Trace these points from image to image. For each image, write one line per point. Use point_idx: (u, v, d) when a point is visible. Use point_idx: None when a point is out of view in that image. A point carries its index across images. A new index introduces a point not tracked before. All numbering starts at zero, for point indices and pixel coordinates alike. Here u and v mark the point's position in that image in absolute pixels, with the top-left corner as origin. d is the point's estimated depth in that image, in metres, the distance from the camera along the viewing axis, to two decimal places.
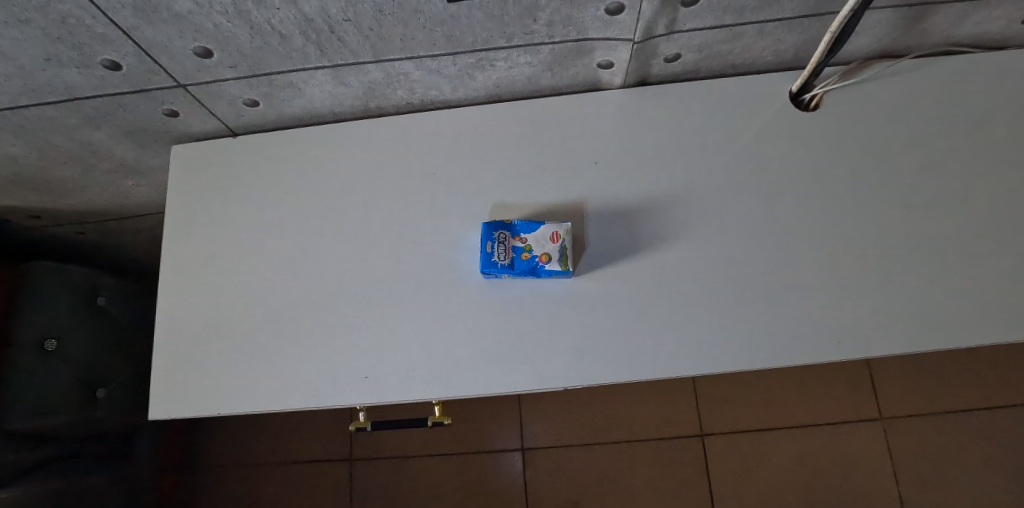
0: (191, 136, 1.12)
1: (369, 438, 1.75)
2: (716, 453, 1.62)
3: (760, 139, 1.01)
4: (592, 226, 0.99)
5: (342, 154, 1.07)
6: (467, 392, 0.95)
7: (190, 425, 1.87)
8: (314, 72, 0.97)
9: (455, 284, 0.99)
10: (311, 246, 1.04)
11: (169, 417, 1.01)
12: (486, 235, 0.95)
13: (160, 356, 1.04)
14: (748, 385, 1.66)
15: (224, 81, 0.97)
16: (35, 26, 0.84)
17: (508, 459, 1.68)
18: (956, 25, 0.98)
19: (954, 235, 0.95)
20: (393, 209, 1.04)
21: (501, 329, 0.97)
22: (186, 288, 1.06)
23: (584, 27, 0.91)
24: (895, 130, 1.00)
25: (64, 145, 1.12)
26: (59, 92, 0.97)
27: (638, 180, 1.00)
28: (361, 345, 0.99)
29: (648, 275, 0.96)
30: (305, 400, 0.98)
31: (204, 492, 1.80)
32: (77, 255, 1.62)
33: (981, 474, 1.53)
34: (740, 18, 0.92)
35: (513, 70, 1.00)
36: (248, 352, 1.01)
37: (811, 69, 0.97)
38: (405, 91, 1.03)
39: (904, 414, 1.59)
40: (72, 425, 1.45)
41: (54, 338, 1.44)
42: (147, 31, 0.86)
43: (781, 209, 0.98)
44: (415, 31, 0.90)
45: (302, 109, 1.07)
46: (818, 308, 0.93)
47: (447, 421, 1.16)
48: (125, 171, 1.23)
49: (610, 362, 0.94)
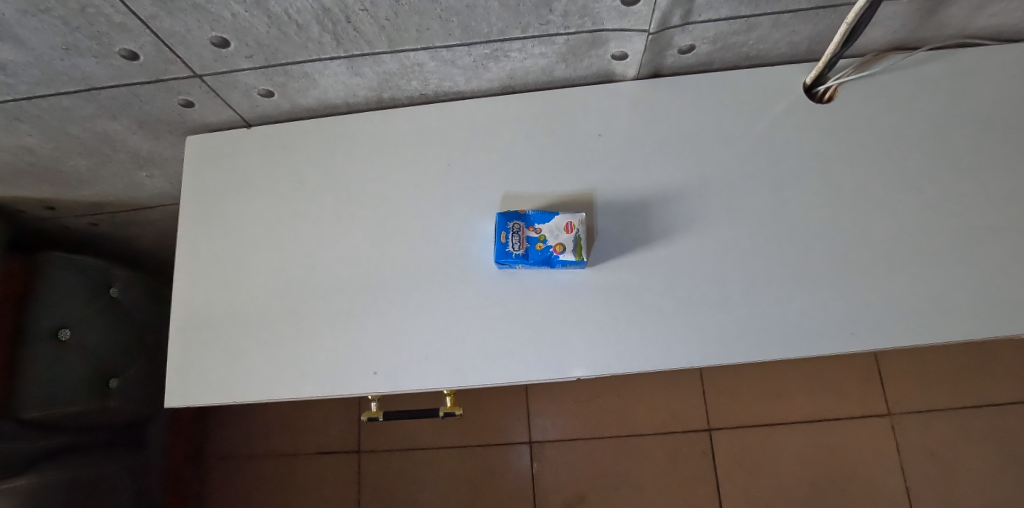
0: (205, 127, 1.13)
1: (380, 430, 1.76)
2: (722, 447, 1.62)
3: (774, 130, 1.01)
4: (604, 217, 0.99)
5: (354, 146, 1.08)
6: (479, 381, 0.96)
7: (201, 417, 1.88)
8: (329, 62, 0.97)
9: (468, 274, 1.00)
10: (324, 236, 1.05)
11: (182, 406, 1.03)
12: (501, 225, 0.95)
13: (175, 345, 1.05)
14: (755, 378, 1.66)
15: (240, 71, 0.98)
16: (54, 15, 0.85)
17: (517, 451, 1.69)
18: (971, 17, 0.98)
19: (968, 228, 0.95)
20: (406, 200, 1.04)
21: (514, 319, 0.97)
22: (199, 278, 1.07)
23: (599, 18, 0.91)
24: (908, 122, 1.00)
25: (80, 135, 1.12)
26: (76, 82, 0.98)
27: (652, 171, 1.01)
28: (374, 336, 0.99)
29: (661, 266, 0.97)
30: (318, 390, 0.99)
31: (215, 482, 1.81)
32: (89, 246, 1.63)
33: (990, 471, 1.53)
34: (756, 9, 0.92)
35: (527, 61, 1.00)
36: (262, 342, 1.02)
37: (826, 60, 0.97)
38: (419, 82, 1.04)
39: (913, 410, 1.59)
40: (83, 415, 1.46)
41: (67, 328, 1.46)
42: (166, 20, 0.87)
43: (795, 201, 0.98)
44: (431, 21, 0.90)
45: (316, 100, 1.07)
46: (830, 300, 0.94)
47: (458, 412, 1.17)
48: (139, 162, 1.24)
49: (622, 352, 0.95)
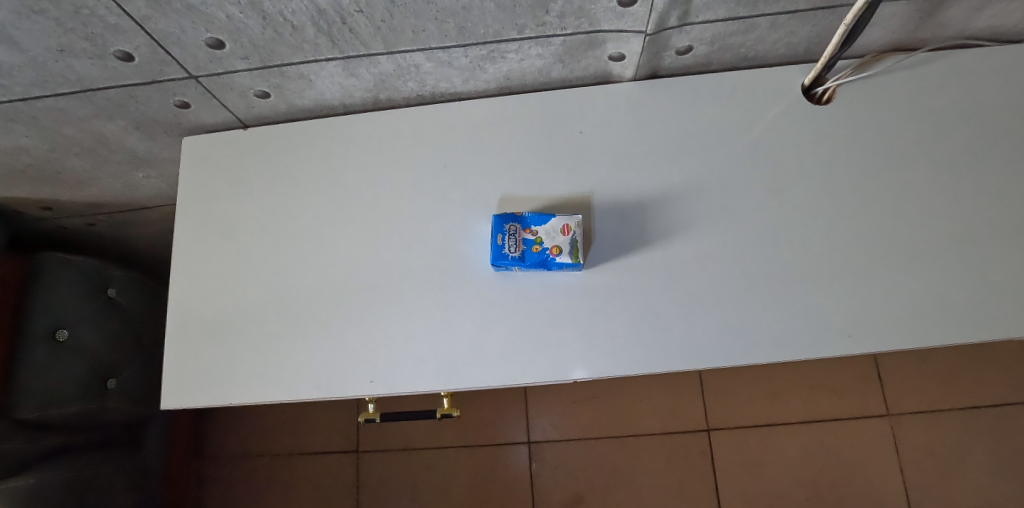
0: (202, 128, 1.12)
1: (379, 430, 1.76)
2: (720, 448, 1.62)
3: (772, 131, 1.00)
4: (601, 218, 0.99)
5: (351, 146, 1.07)
6: (476, 383, 0.96)
7: (200, 417, 1.88)
8: (325, 63, 0.97)
9: (465, 276, 1.00)
10: (321, 237, 1.04)
11: (179, 408, 1.02)
12: (497, 227, 0.95)
13: (171, 348, 1.04)
14: (754, 378, 1.66)
15: (235, 72, 0.98)
16: (49, 16, 0.84)
17: (515, 451, 1.69)
18: (971, 18, 0.97)
19: (966, 230, 0.94)
20: (403, 201, 1.04)
21: (510, 321, 0.97)
22: (196, 280, 1.07)
23: (596, 19, 0.91)
24: (907, 123, 0.99)
25: (76, 136, 1.12)
26: (71, 84, 0.98)
27: (650, 173, 1.00)
28: (371, 337, 0.99)
29: (659, 268, 0.96)
30: (315, 391, 0.99)
31: (214, 481, 1.81)
32: (87, 246, 1.63)
33: (989, 472, 1.53)
34: (753, 10, 0.92)
35: (523, 62, 0.99)
36: (259, 344, 1.02)
37: (824, 61, 0.97)
38: (415, 83, 1.03)
39: (912, 411, 1.59)
40: (81, 415, 1.46)
41: (65, 328, 1.46)
42: (160, 21, 0.87)
43: (793, 203, 0.97)
44: (427, 22, 0.90)
45: (313, 101, 1.07)
46: (828, 302, 0.93)
47: (456, 413, 1.17)
48: (136, 163, 1.23)
49: (619, 355, 0.94)
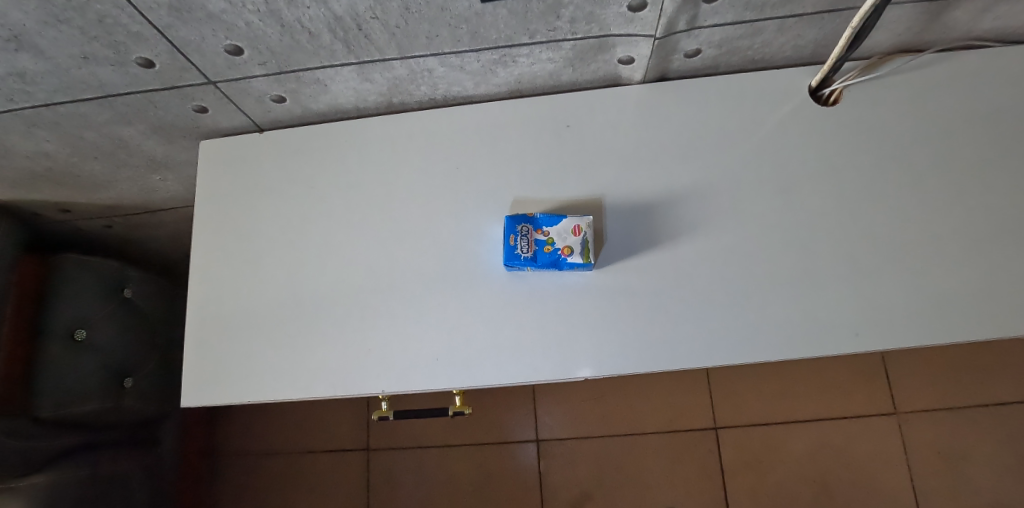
0: (218, 132, 1.15)
1: (388, 428, 1.78)
2: (728, 446, 1.64)
3: (779, 133, 1.02)
4: (611, 219, 1.00)
5: (364, 149, 1.09)
6: (486, 381, 0.98)
7: (213, 416, 1.91)
8: (340, 69, 0.99)
9: (477, 275, 1.01)
10: (336, 238, 1.07)
11: (198, 405, 1.05)
12: (509, 228, 0.97)
13: (191, 347, 1.07)
14: (761, 376, 1.67)
15: (252, 77, 1.00)
16: (73, 25, 0.87)
17: (523, 449, 1.71)
18: (977, 20, 0.98)
19: (970, 229, 0.95)
20: (415, 203, 1.06)
21: (523, 319, 0.99)
22: (214, 280, 1.09)
23: (606, 23, 0.92)
24: (913, 123, 1.00)
25: (95, 140, 1.15)
26: (93, 90, 1.00)
27: (658, 174, 1.02)
28: (383, 337, 1.01)
29: (667, 268, 0.98)
30: (328, 390, 1.01)
31: (226, 479, 1.84)
32: (103, 248, 1.65)
33: (996, 470, 1.54)
34: (761, 14, 0.93)
35: (534, 66, 1.01)
36: (276, 342, 1.04)
37: (831, 63, 0.98)
38: (427, 87, 1.05)
39: (919, 408, 1.60)
40: (97, 413, 1.49)
41: (84, 328, 1.49)
42: (181, 29, 0.89)
43: (801, 203, 0.99)
44: (440, 28, 0.91)
45: (327, 105, 1.09)
46: (835, 300, 0.95)
47: (467, 411, 1.18)
48: (154, 166, 1.26)
49: (628, 353, 0.96)
